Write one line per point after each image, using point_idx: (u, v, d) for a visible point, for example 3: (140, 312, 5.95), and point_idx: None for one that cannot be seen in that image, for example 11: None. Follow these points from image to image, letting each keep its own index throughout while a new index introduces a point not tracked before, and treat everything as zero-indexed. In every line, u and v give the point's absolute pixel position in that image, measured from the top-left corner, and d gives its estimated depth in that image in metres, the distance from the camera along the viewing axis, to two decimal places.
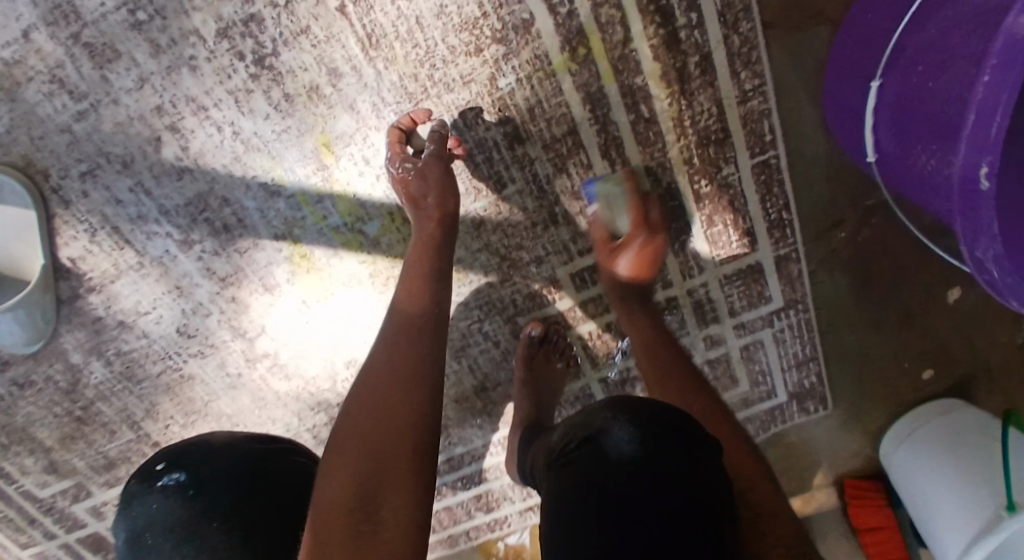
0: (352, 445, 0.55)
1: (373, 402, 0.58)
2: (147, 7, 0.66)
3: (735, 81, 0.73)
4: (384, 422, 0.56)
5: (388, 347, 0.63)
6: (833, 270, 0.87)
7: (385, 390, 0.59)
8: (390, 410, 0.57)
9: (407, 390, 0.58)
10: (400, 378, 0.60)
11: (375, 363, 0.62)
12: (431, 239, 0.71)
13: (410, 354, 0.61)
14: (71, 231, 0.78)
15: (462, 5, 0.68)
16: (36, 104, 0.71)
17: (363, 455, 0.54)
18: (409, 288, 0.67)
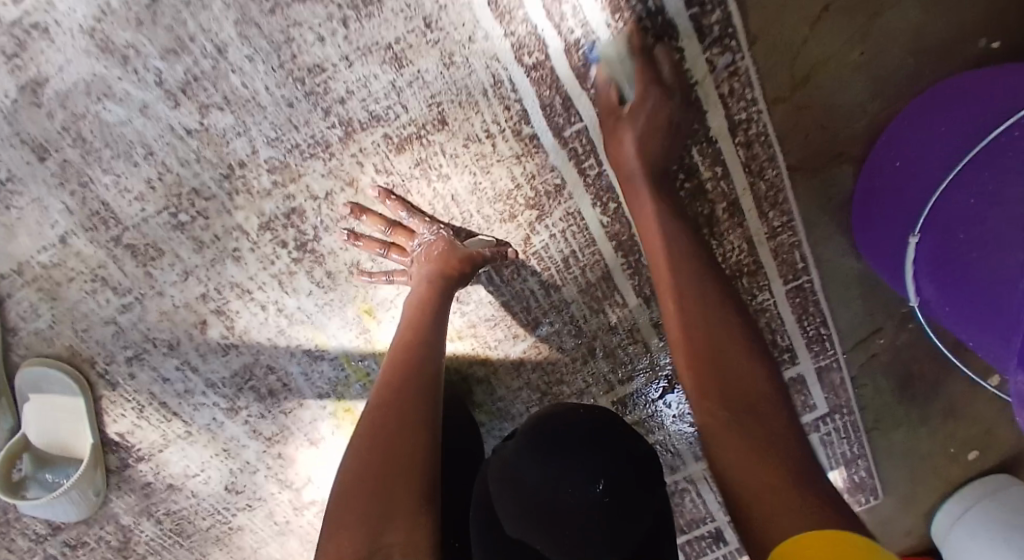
0: (360, 499, 0.52)
1: (377, 461, 0.55)
2: (189, 209, 0.68)
3: (765, 221, 0.75)
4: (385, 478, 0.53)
5: (386, 402, 0.60)
6: (876, 374, 0.88)
7: (383, 446, 0.56)
8: (399, 444, 0.56)
9: (413, 447, 0.56)
10: (411, 414, 0.59)
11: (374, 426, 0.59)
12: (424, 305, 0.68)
13: (416, 391, 0.61)
14: (118, 409, 0.80)
15: (497, 180, 0.70)
16: (79, 301, 0.72)
17: (374, 484, 0.53)
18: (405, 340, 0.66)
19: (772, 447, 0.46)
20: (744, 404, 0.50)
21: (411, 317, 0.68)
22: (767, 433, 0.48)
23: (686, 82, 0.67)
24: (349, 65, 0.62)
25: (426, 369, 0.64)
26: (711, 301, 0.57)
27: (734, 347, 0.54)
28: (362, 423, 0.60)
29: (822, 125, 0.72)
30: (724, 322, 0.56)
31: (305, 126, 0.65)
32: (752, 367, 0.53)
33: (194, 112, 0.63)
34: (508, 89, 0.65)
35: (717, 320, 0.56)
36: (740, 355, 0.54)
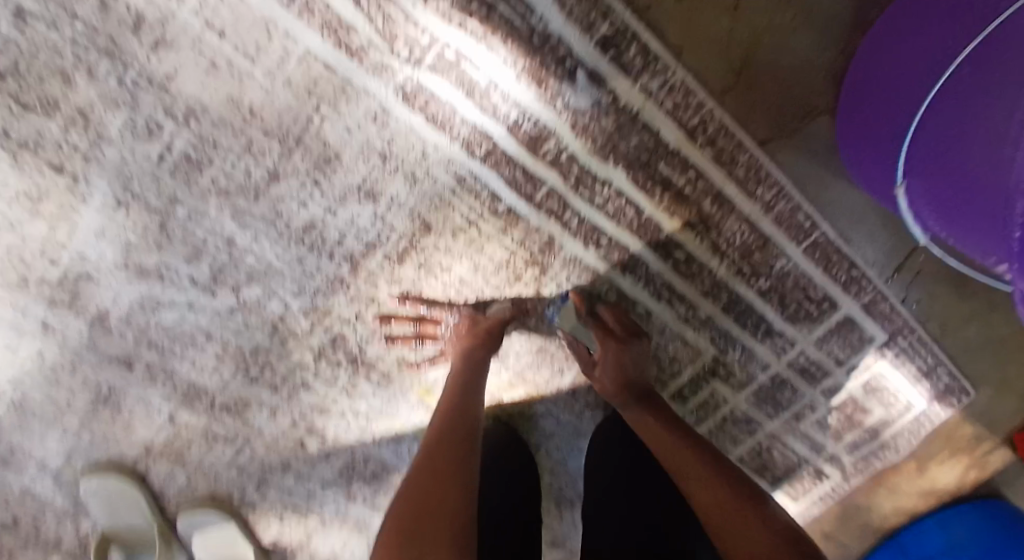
0: (415, 485, 0.55)
1: (429, 453, 0.59)
2: (256, 365, 0.80)
3: (754, 199, 0.77)
4: (440, 467, 0.56)
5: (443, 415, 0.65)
6: (925, 285, 0.89)
7: (437, 442, 0.60)
8: (449, 465, 0.57)
9: (455, 447, 0.59)
10: (452, 428, 0.62)
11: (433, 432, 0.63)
12: (478, 353, 0.75)
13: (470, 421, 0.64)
14: (265, 523, 0.96)
15: (494, 254, 0.77)
16: (203, 458, 0.87)
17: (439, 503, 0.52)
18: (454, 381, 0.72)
19: (724, 511, 0.55)
20: (754, 500, 0.56)
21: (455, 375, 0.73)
22: (733, 502, 0.56)
23: (628, 114, 0.69)
24: (333, 214, 0.70)
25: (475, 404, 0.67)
26: (720, 459, 0.61)
27: (685, 464, 0.61)
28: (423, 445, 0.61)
29: (782, 95, 0.73)
30: (704, 476, 0.59)
31: (319, 272, 0.74)
32: (712, 477, 0.59)
33: (229, 294, 0.74)
34: (472, 180, 0.70)
35: (698, 466, 0.60)
36: (699, 468, 0.60)
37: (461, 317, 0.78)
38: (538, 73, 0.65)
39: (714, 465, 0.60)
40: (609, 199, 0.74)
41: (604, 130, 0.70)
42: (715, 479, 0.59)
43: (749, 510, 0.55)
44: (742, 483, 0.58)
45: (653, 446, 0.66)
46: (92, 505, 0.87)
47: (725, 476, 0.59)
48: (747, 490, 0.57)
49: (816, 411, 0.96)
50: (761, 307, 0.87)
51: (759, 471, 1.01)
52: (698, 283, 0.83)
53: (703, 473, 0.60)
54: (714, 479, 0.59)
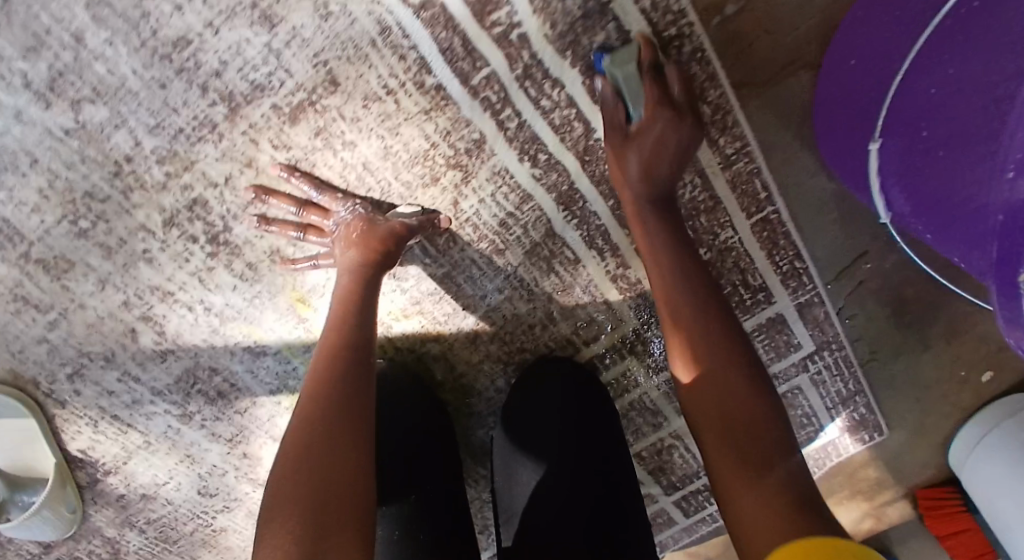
0: (308, 459, 0.47)
1: (317, 410, 0.51)
2: (88, 214, 0.64)
3: (715, 150, 0.67)
4: (337, 429, 0.50)
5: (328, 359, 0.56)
6: (866, 301, 0.80)
7: (319, 403, 0.52)
8: (344, 423, 0.51)
9: (353, 405, 0.53)
10: (342, 374, 0.55)
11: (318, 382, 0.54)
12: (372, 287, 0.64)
13: (354, 358, 0.57)
14: (74, 426, 0.78)
15: (410, 141, 0.64)
16: (7, 323, 0.70)
17: (331, 466, 0.47)
18: (343, 306, 0.62)
19: (728, 414, 0.49)
20: (731, 427, 0.48)
21: (341, 299, 0.62)
22: (725, 405, 0.49)
23: (597, 1, 0.58)
24: (215, 33, 0.56)
25: (359, 336, 0.59)
26: (703, 313, 0.55)
27: (726, 374, 0.51)
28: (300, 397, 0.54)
29: (767, 31, 0.62)
30: (721, 372, 0.51)
31: (185, 107, 0.59)
32: (741, 376, 0.50)
33: (67, 110, 0.59)
34: (399, 35, 0.58)
35: (711, 336, 0.53)
36: (734, 369, 0.51)
37: (352, 220, 0.63)
38: None
39: (744, 375, 0.50)
40: (557, 104, 0.63)
41: (566, 14, 0.58)
42: (704, 309, 0.55)
43: (734, 424, 0.48)
44: (750, 356, 0.52)
45: (654, 285, 0.59)
46: None
47: (720, 379, 0.50)
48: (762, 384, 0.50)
49: None
50: None
51: (654, 472, 0.92)
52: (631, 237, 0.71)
53: (699, 304, 0.55)
54: (722, 349, 0.52)
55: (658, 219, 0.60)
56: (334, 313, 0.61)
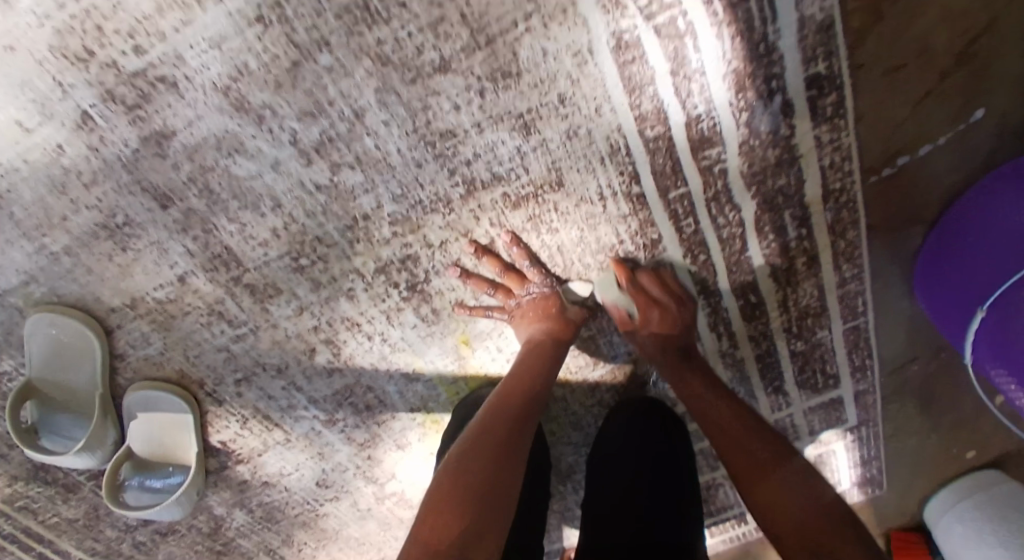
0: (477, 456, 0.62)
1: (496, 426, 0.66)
2: (310, 254, 0.70)
3: (838, 273, 0.82)
4: (502, 446, 0.64)
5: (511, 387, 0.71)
6: (904, 395, 1.00)
7: (497, 421, 0.67)
8: (512, 444, 0.65)
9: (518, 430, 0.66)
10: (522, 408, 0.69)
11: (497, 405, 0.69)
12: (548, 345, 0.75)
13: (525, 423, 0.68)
14: (223, 421, 0.84)
15: (603, 235, 0.74)
16: (193, 331, 0.75)
17: (481, 486, 0.60)
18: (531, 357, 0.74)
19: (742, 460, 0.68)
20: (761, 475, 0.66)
21: (521, 363, 0.74)
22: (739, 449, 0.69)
23: (789, 154, 0.70)
24: (479, 131, 0.64)
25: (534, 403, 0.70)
26: (752, 438, 0.70)
27: (751, 441, 0.70)
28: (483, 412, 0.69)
29: (903, 195, 0.78)
30: (768, 442, 0.69)
31: (430, 184, 0.67)
32: (800, 475, 0.65)
33: (326, 168, 0.64)
34: (624, 155, 0.68)
35: (752, 445, 0.69)
36: (785, 474, 0.66)
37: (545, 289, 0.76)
38: (742, 80, 0.64)
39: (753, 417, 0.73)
40: (729, 223, 0.75)
41: (764, 159, 0.70)
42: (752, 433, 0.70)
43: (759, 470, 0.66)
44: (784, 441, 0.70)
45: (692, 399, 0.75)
46: (33, 338, 0.72)
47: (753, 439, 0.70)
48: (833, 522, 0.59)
49: None
50: (785, 364, 0.92)
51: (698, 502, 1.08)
52: (749, 326, 0.87)
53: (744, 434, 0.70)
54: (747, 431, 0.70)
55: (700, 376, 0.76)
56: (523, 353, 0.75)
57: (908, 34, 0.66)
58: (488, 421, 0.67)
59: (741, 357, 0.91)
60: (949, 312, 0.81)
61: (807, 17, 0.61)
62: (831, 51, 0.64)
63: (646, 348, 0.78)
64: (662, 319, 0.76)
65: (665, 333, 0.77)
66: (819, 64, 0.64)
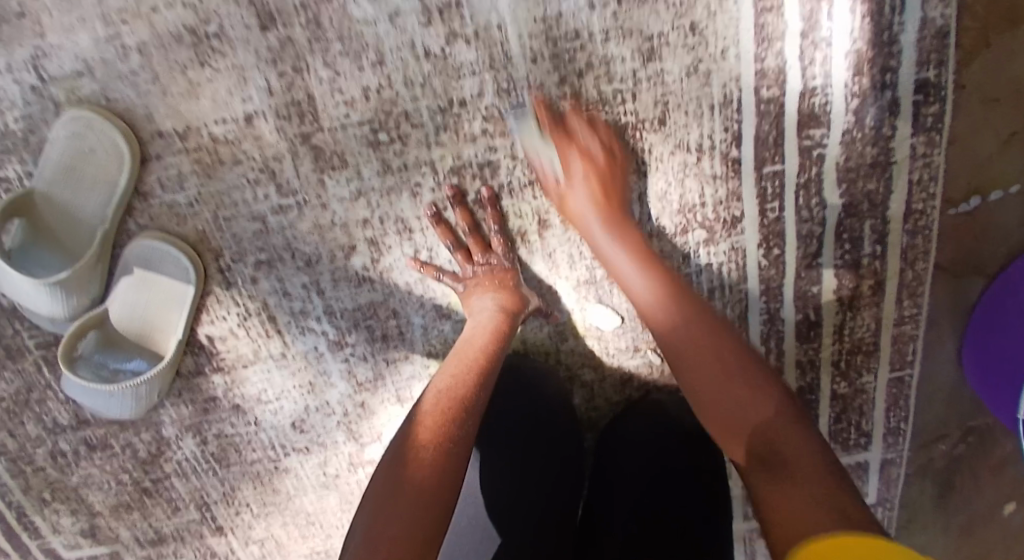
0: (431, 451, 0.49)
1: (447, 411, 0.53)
2: (392, 129, 0.66)
3: (898, 307, 0.77)
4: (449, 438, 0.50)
5: (465, 368, 0.58)
6: (929, 477, 0.91)
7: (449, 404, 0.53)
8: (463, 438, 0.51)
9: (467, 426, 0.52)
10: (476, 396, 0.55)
11: (445, 385, 0.56)
12: (502, 336, 0.63)
13: (478, 413, 0.54)
14: (221, 311, 0.75)
15: (686, 192, 0.71)
16: (233, 187, 0.68)
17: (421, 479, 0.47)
18: (487, 335, 0.63)
19: (745, 436, 0.50)
20: (773, 466, 0.46)
21: (487, 342, 0.62)
22: (712, 352, 0.56)
23: (887, 157, 0.70)
24: (604, 40, 0.64)
25: (482, 401, 0.56)
26: (711, 338, 0.57)
27: (752, 393, 0.52)
28: (439, 383, 0.57)
29: (977, 237, 0.78)
30: (739, 365, 0.54)
31: (537, 87, 0.65)
32: (794, 421, 0.49)
33: (441, 36, 0.63)
34: (734, 110, 0.67)
35: (726, 391, 0.53)
36: (792, 428, 0.49)
37: (477, 238, 0.71)
38: (862, 62, 0.65)
39: (753, 362, 0.55)
40: (814, 218, 0.73)
41: (861, 156, 0.70)
42: (706, 329, 0.57)
43: (749, 439, 0.50)
44: (799, 410, 0.51)
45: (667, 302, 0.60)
46: (59, 147, 0.67)
47: (722, 347, 0.56)
48: (826, 451, 0.47)
49: None
50: (823, 406, 0.84)
51: None
52: (801, 348, 0.80)
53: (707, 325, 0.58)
54: (704, 336, 0.57)
55: (620, 224, 0.66)
56: (490, 339, 0.62)
57: (1008, 68, 0.71)
58: (438, 405, 0.54)
59: (784, 385, 0.82)
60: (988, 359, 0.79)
61: (930, 17, 0.64)
62: (947, 55, 0.66)
63: (587, 229, 0.66)
64: (590, 156, 0.65)
65: (599, 199, 0.65)
66: (931, 69, 0.66)
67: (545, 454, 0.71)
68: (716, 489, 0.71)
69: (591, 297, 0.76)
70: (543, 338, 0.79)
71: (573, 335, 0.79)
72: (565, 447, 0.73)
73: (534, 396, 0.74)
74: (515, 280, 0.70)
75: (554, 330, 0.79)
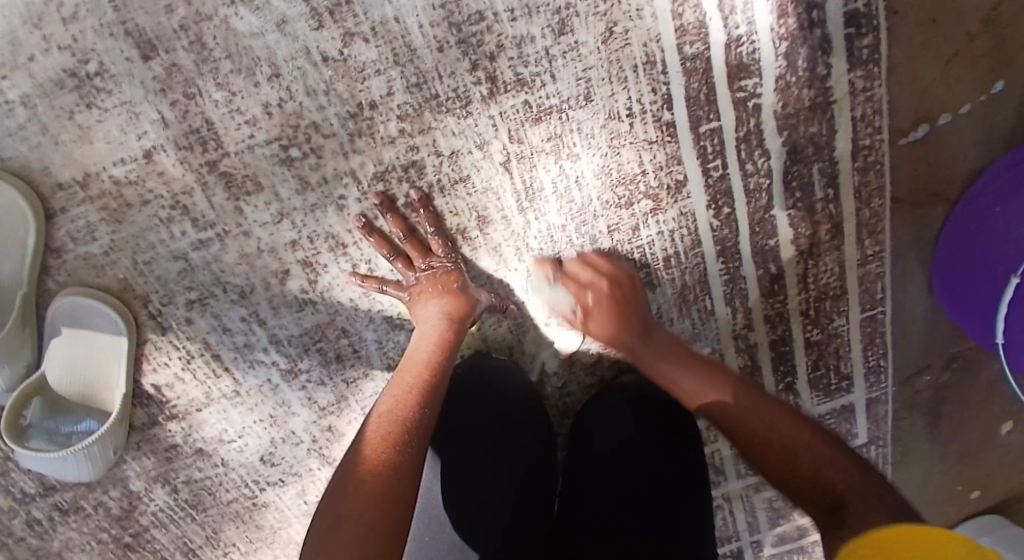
0: (375, 474, 0.47)
1: (390, 430, 0.51)
2: (303, 144, 0.62)
3: (859, 247, 0.75)
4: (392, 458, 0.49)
5: (410, 381, 0.56)
6: (913, 411, 0.90)
7: (394, 422, 0.52)
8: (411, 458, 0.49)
9: (413, 442, 0.50)
10: (422, 410, 0.53)
11: (391, 400, 0.55)
12: (449, 343, 0.61)
13: (425, 431, 0.52)
14: (163, 357, 0.72)
15: (624, 162, 0.68)
16: (147, 229, 0.65)
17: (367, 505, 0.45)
18: (432, 344, 0.61)
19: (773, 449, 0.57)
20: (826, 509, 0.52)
21: (432, 351, 0.60)
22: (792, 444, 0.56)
23: (825, 98, 0.67)
24: (512, 19, 0.60)
25: (429, 416, 0.54)
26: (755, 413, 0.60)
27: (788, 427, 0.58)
28: (383, 400, 0.55)
29: (930, 166, 0.76)
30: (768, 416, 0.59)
31: (450, 77, 0.61)
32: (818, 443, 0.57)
33: (336, 39, 0.58)
34: (659, 73, 0.64)
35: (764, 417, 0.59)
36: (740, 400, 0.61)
37: (411, 243, 0.67)
38: (785, 5, 0.63)
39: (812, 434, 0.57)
40: (758, 171, 0.70)
41: (799, 100, 0.67)
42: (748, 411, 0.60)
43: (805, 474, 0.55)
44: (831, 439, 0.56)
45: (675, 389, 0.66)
46: None
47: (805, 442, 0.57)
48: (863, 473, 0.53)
49: (776, 488, 0.87)
50: (799, 357, 0.82)
51: None
52: (766, 302, 0.78)
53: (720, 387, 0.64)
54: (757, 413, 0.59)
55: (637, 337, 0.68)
56: (434, 348, 0.60)
57: None
58: (383, 423, 0.52)
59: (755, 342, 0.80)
60: (983, 306, 0.74)
61: None
62: None
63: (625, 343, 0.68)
64: None
65: None
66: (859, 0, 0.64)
67: (511, 456, 0.68)
68: (691, 479, 0.68)
69: (544, 282, 0.73)
70: (504, 334, 0.77)
71: (533, 327, 0.76)
72: (534, 446, 0.70)
73: (502, 398, 0.71)
74: (460, 281, 0.67)
75: (512, 325, 0.76)
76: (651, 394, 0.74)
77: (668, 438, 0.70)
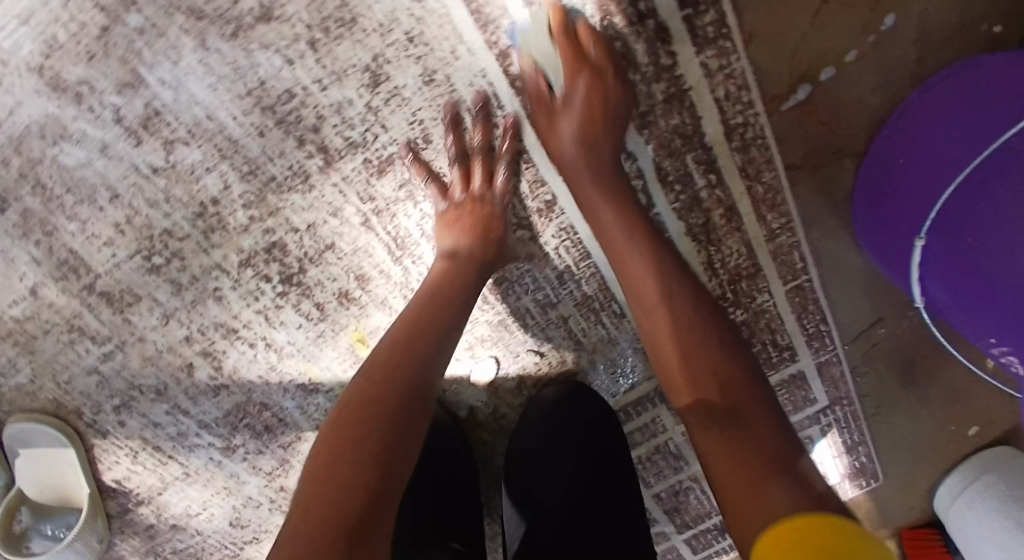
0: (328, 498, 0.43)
1: (350, 448, 0.46)
2: (163, 251, 0.64)
3: (763, 223, 0.71)
4: (337, 478, 0.44)
5: (348, 395, 0.52)
6: (877, 362, 0.82)
7: (342, 437, 0.48)
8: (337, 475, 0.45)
9: (362, 452, 0.46)
10: (352, 427, 0.48)
11: (326, 424, 0.50)
12: (429, 328, 0.57)
13: (362, 453, 0.47)
14: (112, 456, 0.77)
15: None
16: (55, 353, 0.69)
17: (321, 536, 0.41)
18: (408, 333, 0.57)
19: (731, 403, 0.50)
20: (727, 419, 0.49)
21: (403, 343, 0.56)
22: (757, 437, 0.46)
23: (678, 88, 0.63)
24: (323, 89, 0.58)
25: (356, 437, 0.48)
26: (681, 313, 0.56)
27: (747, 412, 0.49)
28: (324, 423, 0.50)
29: (823, 124, 0.68)
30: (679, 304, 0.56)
31: (282, 157, 0.61)
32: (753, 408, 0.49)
33: (158, 149, 0.59)
34: (495, 105, 0.62)
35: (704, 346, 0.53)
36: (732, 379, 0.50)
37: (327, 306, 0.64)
38: (606, 4, 0.59)
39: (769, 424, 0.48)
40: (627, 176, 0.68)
41: (649, 97, 0.64)
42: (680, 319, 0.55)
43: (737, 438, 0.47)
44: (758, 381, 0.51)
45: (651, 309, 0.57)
46: None
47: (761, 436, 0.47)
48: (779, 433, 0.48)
49: None
50: None
51: (670, 513, 0.90)
52: None
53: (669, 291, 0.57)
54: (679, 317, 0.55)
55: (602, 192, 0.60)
56: (391, 342, 0.56)
57: None
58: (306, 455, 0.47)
59: None
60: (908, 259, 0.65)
61: None
62: None
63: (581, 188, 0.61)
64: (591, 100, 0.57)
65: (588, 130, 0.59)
66: None
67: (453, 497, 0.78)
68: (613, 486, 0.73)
69: None
70: None
71: None
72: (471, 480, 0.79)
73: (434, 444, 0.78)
74: (486, 229, 0.63)
75: None
76: (570, 407, 0.75)
77: (588, 454, 0.75)
